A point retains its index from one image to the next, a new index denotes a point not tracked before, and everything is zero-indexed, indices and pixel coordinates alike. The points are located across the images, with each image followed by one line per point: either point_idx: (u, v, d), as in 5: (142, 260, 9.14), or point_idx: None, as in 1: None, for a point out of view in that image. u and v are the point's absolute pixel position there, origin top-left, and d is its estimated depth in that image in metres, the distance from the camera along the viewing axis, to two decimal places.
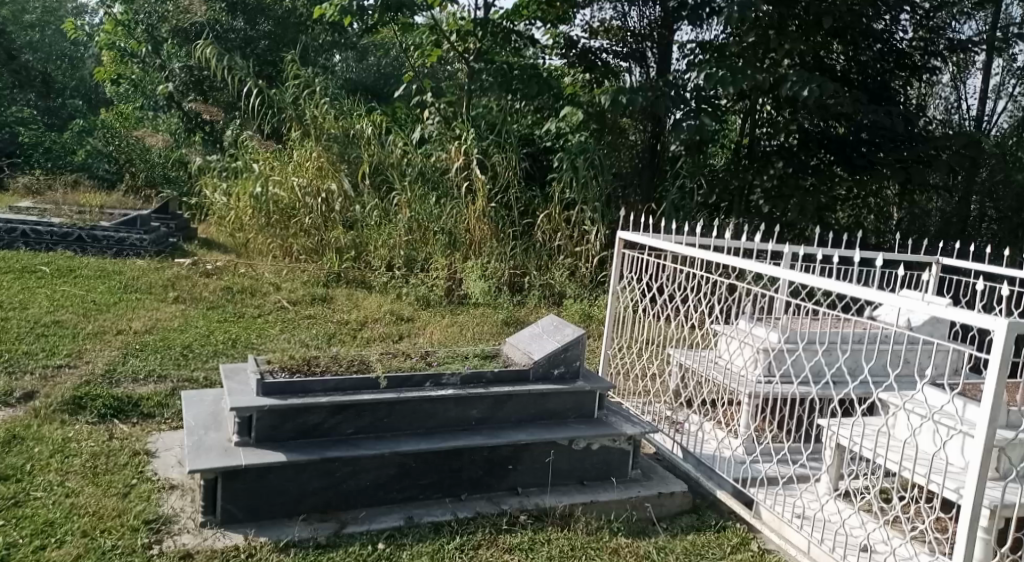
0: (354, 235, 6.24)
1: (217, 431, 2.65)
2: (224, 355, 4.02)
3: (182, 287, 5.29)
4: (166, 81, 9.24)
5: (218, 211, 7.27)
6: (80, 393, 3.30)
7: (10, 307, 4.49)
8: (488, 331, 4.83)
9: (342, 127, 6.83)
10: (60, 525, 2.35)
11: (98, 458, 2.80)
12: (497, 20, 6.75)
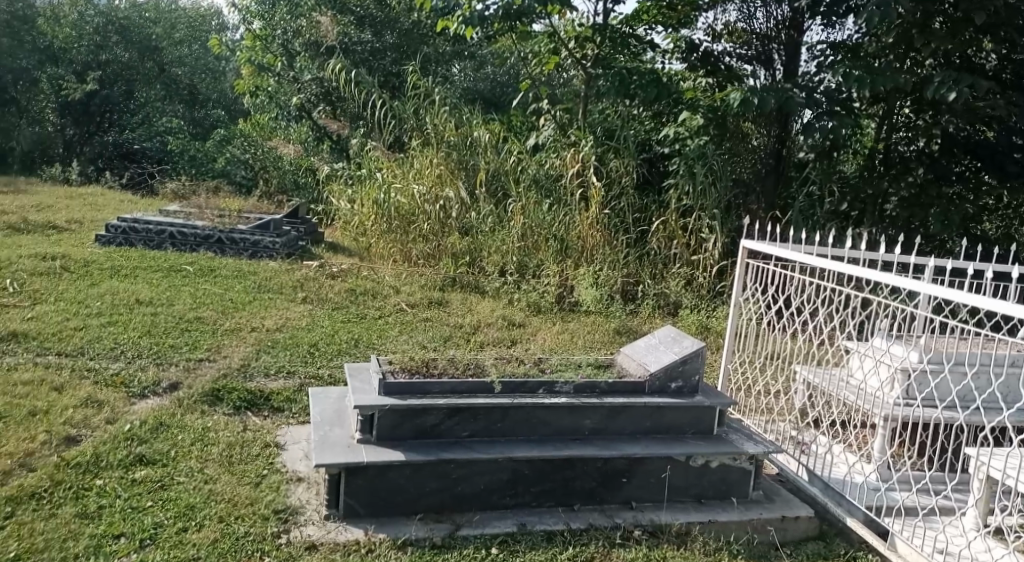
0: (469, 241, 6.33)
1: (341, 428, 2.75)
2: (347, 355, 4.18)
3: (309, 289, 5.54)
4: (297, 93, 9.76)
5: (344, 216, 7.59)
6: (219, 386, 3.51)
7: (159, 303, 4.85)
8: (601, 339, 4.78)
9: (461, 134, 6.99)
10: (200, 509, 2.50)
11: (233, 448, 2.97)
12: (618, 26, 6.71)
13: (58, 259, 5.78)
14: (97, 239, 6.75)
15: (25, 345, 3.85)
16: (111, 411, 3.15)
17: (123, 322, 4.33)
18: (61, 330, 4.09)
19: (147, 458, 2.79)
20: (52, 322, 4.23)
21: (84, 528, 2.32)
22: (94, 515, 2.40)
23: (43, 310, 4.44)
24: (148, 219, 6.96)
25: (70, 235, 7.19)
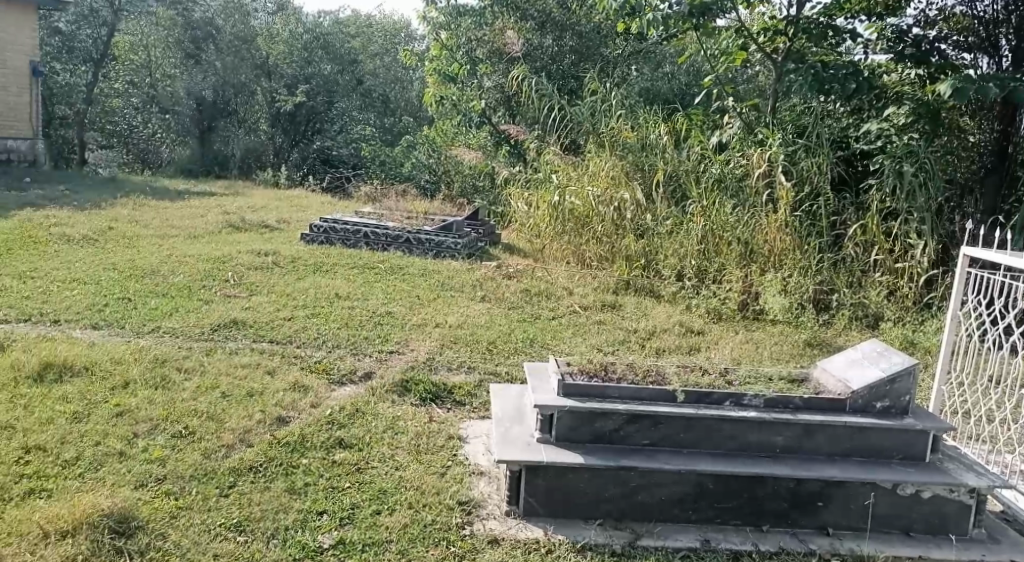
0: (645, 243, 6.18)
1: (521, 425, 2.78)
2: (525, 353, 4.25)
3: (488, 288, 5.70)
4: (478, 98, 9.93)
5: (521, 218, 7.74)
6: (406, 377, 3.69)
7: (354, 297, 5.19)
8: (789, 351, 4.51)
9: (638, 136, 6.99)
10: (391, 494, 2.63)
11: (421, 437, 3.10)
12: (813, 17, 6.24)
13: (270, 255, 6.36)
14: (302, 238, 7.36)
15: (242, 332, 4.26)
16: (314, 395, 3.40)
17: (323, 314, 4.69)
18: (273, 319, 4.50)
19: (345, 442, 2.98)
20: (264, 312, 4.65)
21: (292, 502, 2.51)
22: (301, 491, 2.59)
23: (257, 301, 4.90)
24: (345, 220, 7.49)
25: (278, 233, 7.89)
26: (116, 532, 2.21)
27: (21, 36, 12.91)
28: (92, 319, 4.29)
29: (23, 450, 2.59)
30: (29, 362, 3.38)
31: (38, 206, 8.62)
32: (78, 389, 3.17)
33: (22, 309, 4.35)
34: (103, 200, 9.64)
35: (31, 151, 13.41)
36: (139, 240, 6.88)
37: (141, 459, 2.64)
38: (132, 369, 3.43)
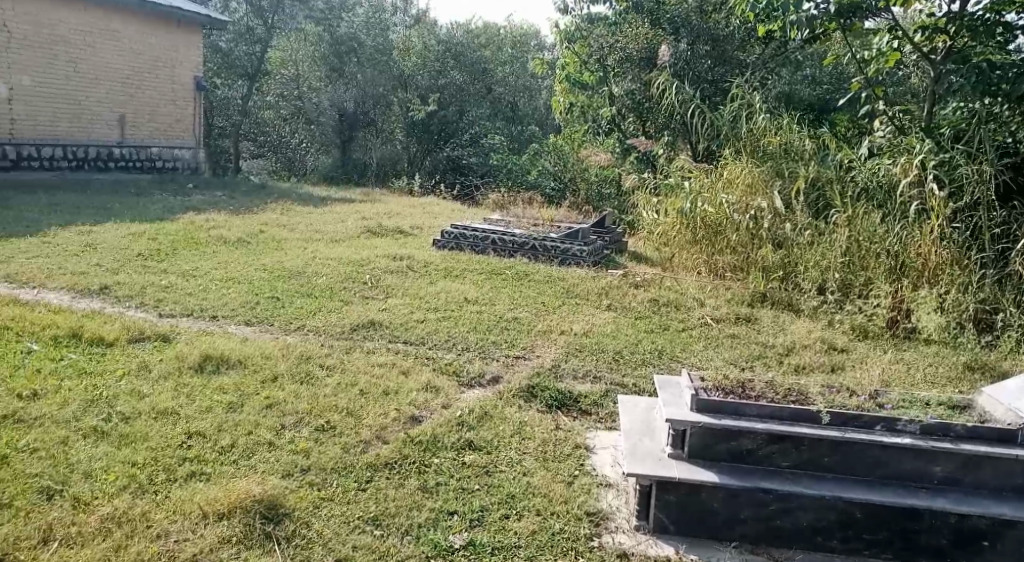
0: (783, 254, 5.93)
1: (651, 439, 2.72)
2: (653, 365, 4.17)
3: (615, 297, 5.64)
4: (608, 105, 9.83)
5: (649, 226, 7.61)
6: (533, 383, 3.71)
7: (484, 302, 5.28)
8: (944, 374, 4.18)
9: (781, 140, 6.79)
10: (519, 499, 2.64)
11: (547, 444, 3.09)
12: (979, 13, 5.71)
13: (404, 259, 6.58)
14: (434, 243, 7.58)
15: (378, 332, 4.43)
16: (445, 397, 3.47)
17: (454, 317, 4.79)
18: (407, 321, 4.65)
19: (475, 444, 3.02)
20: (399, 313, 4.82)
21: (425, 501, 2.56)
22: (433, 490, 2.65)
23: (392, 303, 5.08)
24: (475, 227, 7.63)
25: (412, 238, 8.16)
26: (266, 518, 2.34)
27: (188, 54, 14.08)
28: (245, 315, 4.60)
29: (185, 435, 2.81)
30: (191, 354, 3.66)
31: (199, 210, 9.36)
32: (234, 380, 3.40)
33: (185, 305, 4.73)
34: (255, 205, 10.36)
35: (195, 160, 14.51)
36: (284, 243, 7.30)
37: (288, 449, 2.79)
38: (280, 364, 3.64)
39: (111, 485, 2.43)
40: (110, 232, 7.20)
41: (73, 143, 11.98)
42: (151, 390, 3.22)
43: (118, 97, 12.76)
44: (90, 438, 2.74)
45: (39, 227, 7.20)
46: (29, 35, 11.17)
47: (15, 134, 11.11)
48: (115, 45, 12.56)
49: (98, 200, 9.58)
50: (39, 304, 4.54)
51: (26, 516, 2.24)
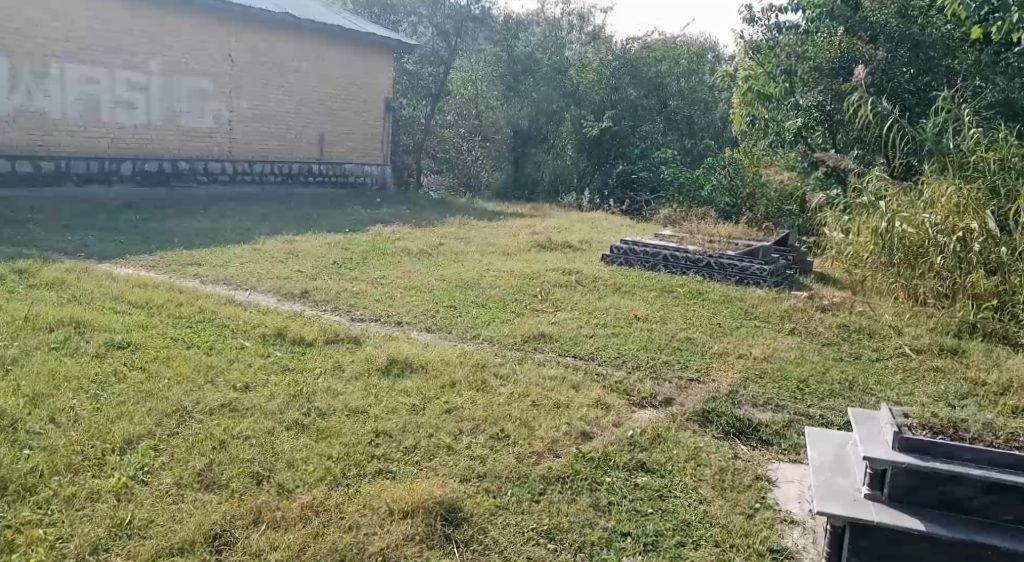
0: (997, 281, 5.31)
1: (844, 477, 2.53)
2: (841, 396, 3.88)
3: (798, 321, 5.33)
4: (794, 117, 9.33)
5: (837, 246, 7.13)
6: (709, 407, 3.57)
7: (655, 320, 5.19)
8: None
9: (998, 155, 6.13)
10: (696, 528, 2.55)
11: (725, 473, 2.96)
12: None
13: (575, 274, 6.60)
14: (604, 258, 7.55)
15: (550, 345, 4.46)
16: (616, 415, 3.43)
17: (625, 335, 4.74)
18: (577, 335, 4.66)
19: (647, 466, 2.96)
20: (570, 327, 4.83)
21: (598, 519, 2.54)
22: (606, 509, 2.62)
23: (563, 317, 5.11)
24: (648, 243, 7.52)
25: (583, 253, 8.18)
26: (446, 520, 2.42)
27: (380, 76, 15.08)
28: (425, 323, 4.81)
29: (373, 434, 2.97)
30: (378, 357, 3.88)
31: (386, 223, 9.95)
32: (416, 384, 3.56)
33: (373, 310, 5.04)
34: (436, 218, 10.87)
35: (381, 175, 15.53)
36: (461, 255, 7.58)
37: (466, 455, 2.87)
38: (457, 371, 3.76)
39: (310, 476, 2.62)
40: (307, 241, 7.80)
41: (279, 160, 13.18)
42: (343, 388, 3.45)
43: (318, 118, 13.89)
44: (292, 430, 2.98)
45: (250, 236, 7.96)
46: (248, 62, 12.41)
47: (233, 151, 12.36)
48: (318, 70, 13.70)
49: (299, 211, 10.45)
50: (250, 305, 5.03)
51: (240, 497, 2.46)
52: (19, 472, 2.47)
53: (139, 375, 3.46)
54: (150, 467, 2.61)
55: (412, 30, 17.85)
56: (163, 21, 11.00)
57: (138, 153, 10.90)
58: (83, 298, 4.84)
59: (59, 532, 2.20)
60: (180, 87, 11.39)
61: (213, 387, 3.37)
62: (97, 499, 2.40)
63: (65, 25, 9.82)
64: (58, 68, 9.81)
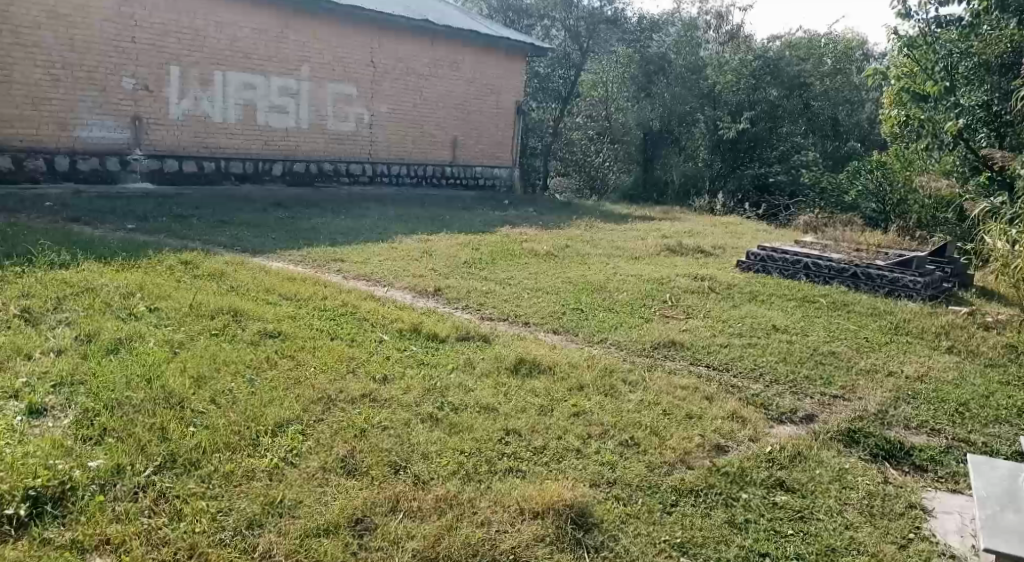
0: None
1: (1015, 512, 2.32)
2: (1008, 424, 3.55)
3: (956, 338, 4.93)
4: (954, 118, 8.61)
5: (1002, 258, 6.56)
6: (854, 427, 3.37)
7: (794, 332, 4.95)
8: None
9: None
10: (841, 555, 2.41)
11: (873, 499, 2.78)
12: None
13: (708, 280, 6.42)
14: (739, 265, 7.29)
15: (681, 353, 4.36)
16: (753, 429, 3.29)
17: (761, 345, 4.55)
18: (710, 344, 4.52)
19: (786, 484, 2.82)
20: (702, 336, 4.69)
21: (734, 537, 2.46)
22: (742, 526, 2.53)
23: (696, 324, 4.97)
24: (787, 250, 7.20)
25: (715, 259, 7.95)
26: (577, 524, 2.41)
27: (513, 80, 15.30)
28: (554, 324, 4.82)
29: (504, 432, 3.01)
30: (508, 356, 3.93)
31: (515, 224, 10.06)
32: (545, 385, 3.57)
33: (502, 310, 5.11)
34: (565, 221, 10.89)
35: (510, 178, 15.78)
36: (590, 258, 7.56)
37: (595, 460, 2.85)
38: (586, 375, 3.74)
39: (444, 469, 2.68)
40: (440, 241, 8.01)
41: (414, 162, 13.66)
42: (474, 385, 3.51)
43: (453, 121, 14.27)
44: (426, 423, 3.06)
45: (387, 235, 8.28)
46: (389, 68, 12.92)
47: (373, 153, 12.92)
48: (454, 74, 14.08)
49: (432, 212, 10.76)
50: (387, 300, 5.23)
51: (378, 485, 2.56)
52: (185, 448, 2.69)
53: (288, 363, 3.68)
54: (298, 451, 2.76)
55: (545, 33, 17.64)
56: (314, 30, 11.63)
57: (287, 155, 11.60)
58: (239, 289, 5.21)
59: (219, 506, 2.37)
60: (327, 92, 12.02)
61: (354, 378, 3.53)
62: (251, 477, 2.57)
63: (229, 36, 10.56)
64: (221, 76, 10.59)
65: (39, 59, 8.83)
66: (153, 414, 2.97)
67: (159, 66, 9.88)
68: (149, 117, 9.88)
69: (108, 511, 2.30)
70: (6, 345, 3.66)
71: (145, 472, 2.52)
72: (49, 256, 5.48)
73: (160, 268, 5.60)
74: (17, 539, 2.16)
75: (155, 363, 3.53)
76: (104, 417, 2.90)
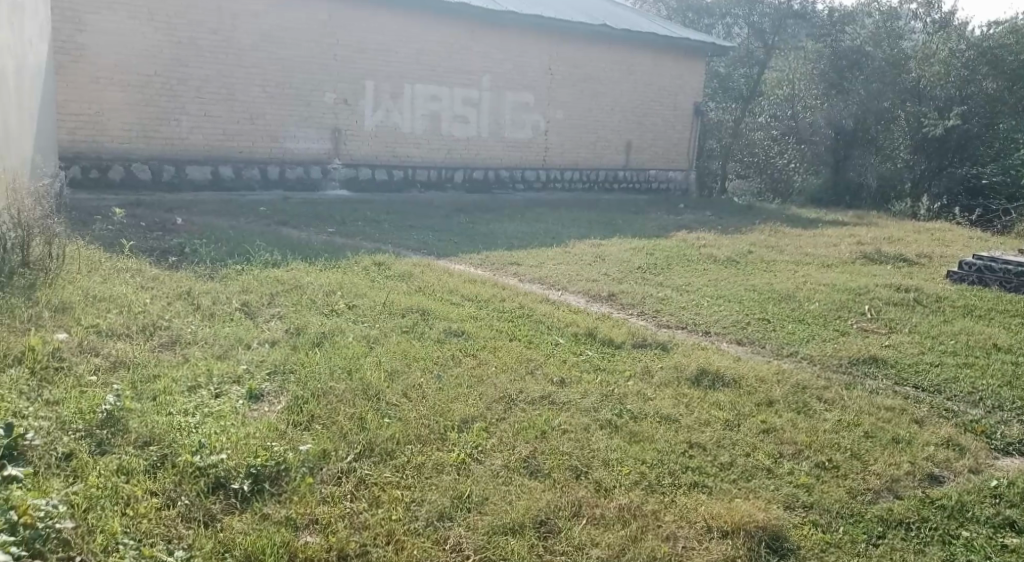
0: None
1: None
2: None
3: None
4: None
5: None
6: None
7: (1021, 353, 4.41)
8: None
9: None
10: None
11: None
12: None
13: (911, 291, 5.90)
14: (950, 276, 6.64)
15: (882, 370, 4.03)
16: (972, 459, 2.98)
17: (980, 366, 4.11)
18: (918, 362, 4.14)
19: (1017, 526, 2.52)
20: (907, 353, 4.31)
21: None
22: None
23: (899, 340, 4.58)
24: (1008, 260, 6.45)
25: (920, 268, 7.27)
26: (769, 548, 2.30)
27: (692, 82, 14.94)
28: (738, 334, 4.64)
29: (687, 444, 2.93)
30: (689, 365, 3.82)
31: (691, 229, 9.78)
32: (730, 398, 3.44)
33: (681, 317, 4.98)
34: (745, 226, 10.43)
35: (685, 181, 15.43)
36: (777, 265, 7.20)
37: (788, 480, 2.70)
38: (775, 389, 3.56)
39: (626, 478, 2.66)
40: (614, 246, 7.94)
41: (588, 167, 13.71)
42: (654, 394, 3.45)
43: (630, 125, 14.17)
44: (606, 429, 3.05)
45: (563, 239, 8.34)
46: (568, 73, 13.07)
47: (547, 159, 13.11)
48: (631, 78, 13.97)
49: (606, 217, 10.73)
50: (563, 304, 5.27)
51: (561, 488, 2.58)
52: (381, 437, 2.86)
53: (472, 361, 3.82)
54: (482, 448, 2.85)
55: (727, 31, 17.95)
56: (496, 40, 12.00)
57: (468, 161, 12.05)
58: (426, 290, 5.47)
59: (412, 496, 2.49)
60: (507, 99, 12.36)
61: (534, 379, 3.59)
62: (440, 470, 2.68)
63: (417, 49, 11.14)
64: (409, 88, 11.20)
65: (257, 78, 9.78)
66: (353, 404, 3.19)
67: (356, 80, 10.63)
68: (346, 128, 10.64)
69: (317, 492, 2.50)
70: (229, 335, 4.08)
71: (347, 459, 2.72)
72: (263, 257, 6.04)
73: (356, 269, 6.01)
74: (242, 511, 2.39)
75: (354, 356, 3.80)
76: (312, 405, 3.16)
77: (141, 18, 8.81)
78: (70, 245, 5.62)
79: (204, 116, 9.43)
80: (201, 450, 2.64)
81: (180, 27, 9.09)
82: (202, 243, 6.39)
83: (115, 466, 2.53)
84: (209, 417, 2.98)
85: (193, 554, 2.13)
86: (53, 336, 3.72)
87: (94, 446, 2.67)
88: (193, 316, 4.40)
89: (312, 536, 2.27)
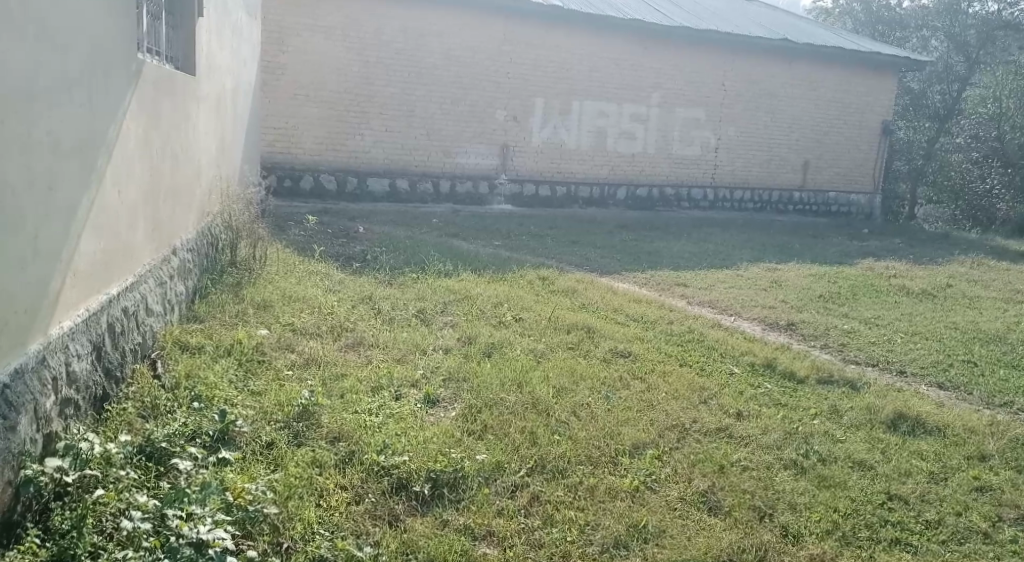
0: None
1: None
2: None
3: None
4: None
5: None
6: None
7: None
8: None
9: None
10: None
11: None
12: None
13: None
14: None
15: None
16: None
17: None
18: None
19: None
20: None
21: None
22: None
23: None
24: None
25: None
26: None
27: (880, 99, 13.98)
28: (937, 377, 4.23)
29: (885, 495, 2.70)
30: (883, 408, 3.52)
31: (878, 257, 9.08)
32: (935, 448, 3.13)
33: (871, 353, 4.62)
34: (939, 256, 9.54)
35: (869, 205, 14.42)
36: (981, 301, 6.53)
37: (1011, 550, 2.44)
38: (990, 442, 3.21)
39: (817, 525, 2.49)
40: (790, 271, 7.55)
41: (761, 187, 13.13)
42: (844, 436, 3.21)
43: (809, 143, 13.48)
44: (791, 470, 2.87)
45: (733, 261, 8.04)
46: (744, 91, 12.66)
47: (716, 178, 12.71)
48: (813, 94, 13.30)
49: (778, 239, 10.24)
50: (735, 331, 5.04)
51: (743, 528, 2.45)
52: (553, 454, 2.86)
53: (641, 385, 3.73)
54: (656, 477, 2.77)
55: (924, 44, 16.25)
56: (671, 56, 11.84)
57: (633, 179, 11.94)
58: (591, 307, 5.44)
59: (586, 518, 2.47)
60: (678, 116, 12.14)
61: (708, 409, 3.45)
62: (614, 495, 2.63)
63: (588, 66, 11.19)
64: (579, 104, 11.28)
65: (436, 95, 10.22)
66: (524, 418, 3.22)
67: (531, 97, 10.87)
68: (517, 144, 10.89)
69: (492, 503, 2.53)
70: (407, 340, 4.26)
71: (520, 472, 2.73)
72: (437, 267, 6.27)
73: (523, 283, 6.09)
74: (423, 514, 2.47)
75: (523, 370, 3.84)
76: (486, 415, 3.22)
77: (337, 39, 9.50)
78: (270, 247, 6.14)
79: (389, 131, 9.99)
80: (386, 450, 2.77)
81: (371, 47, 9.70)
82: (383, 251, 6.75)
83: (310, 458, 2.69)
84: (392, 418, 3.11)
85: (381, 551, 2.23)
86: (256, 331, 4.06)
87: (291, 437, 2.87)
88: (375, 320, 4.64)
89: (490, 548, 2.31)
